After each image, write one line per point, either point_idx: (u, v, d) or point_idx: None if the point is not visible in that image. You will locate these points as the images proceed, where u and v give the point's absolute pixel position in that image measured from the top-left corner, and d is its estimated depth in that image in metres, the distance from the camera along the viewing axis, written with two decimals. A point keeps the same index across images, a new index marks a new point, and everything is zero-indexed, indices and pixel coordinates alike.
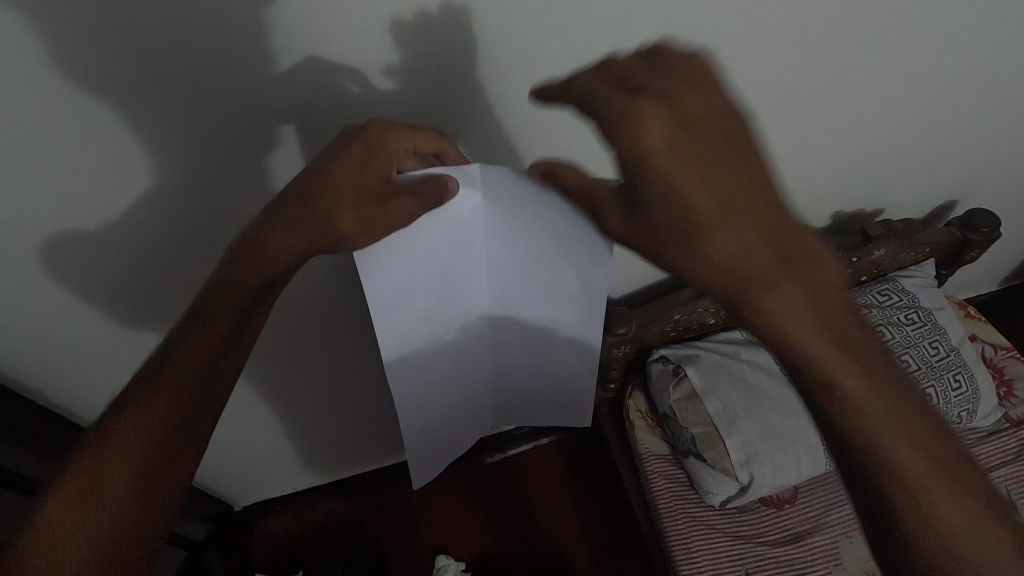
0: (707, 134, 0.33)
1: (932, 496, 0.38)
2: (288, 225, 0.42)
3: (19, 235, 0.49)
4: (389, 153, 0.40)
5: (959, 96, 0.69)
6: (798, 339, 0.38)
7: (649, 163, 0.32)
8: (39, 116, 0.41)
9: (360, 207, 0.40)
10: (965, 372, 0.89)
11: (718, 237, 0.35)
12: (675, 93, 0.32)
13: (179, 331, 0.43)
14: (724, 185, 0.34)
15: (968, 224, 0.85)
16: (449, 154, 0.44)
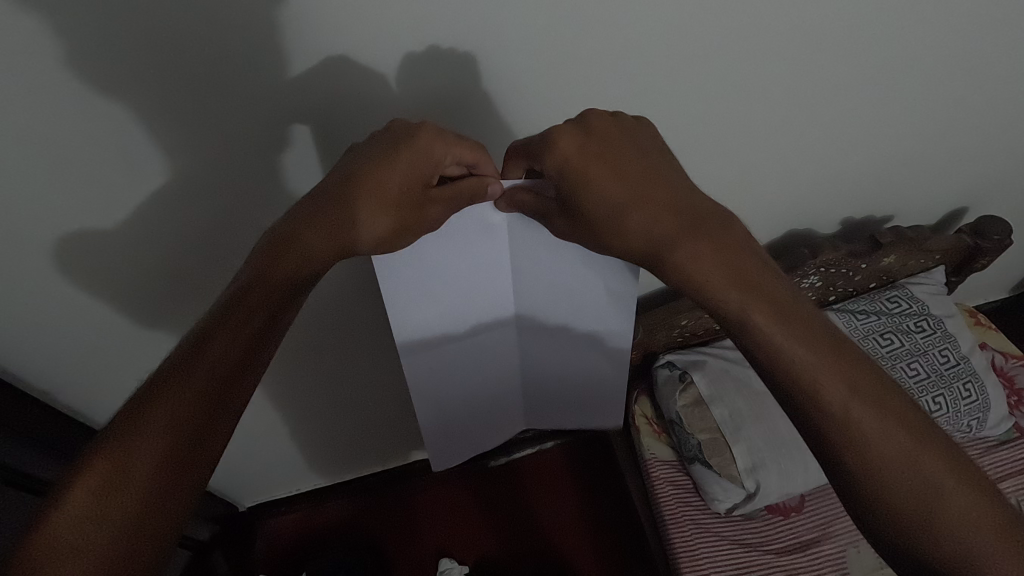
0: (611, 143, 0.42)
1: (869, 437, 0.40)
2: (313, 223, 0.42)
3: (30, 236, 0.49)
4: (436, 158, 0.41)
5: (970, 102, 0.68)
6: (715, 294, 0.43)
7: (567, 169, 0.41)
8: (49, 117, 0.41)
9: (396, 214, 0.42)
10: (976, 381, 0.88)
11: (632, 209, 0.42)
12: (585, 120, 0.42)
13: (207, 333, 0.42)
14: (632, 174, 0.42)
15: (977, 232, 0.85)
16: (487, 167, 0.43)
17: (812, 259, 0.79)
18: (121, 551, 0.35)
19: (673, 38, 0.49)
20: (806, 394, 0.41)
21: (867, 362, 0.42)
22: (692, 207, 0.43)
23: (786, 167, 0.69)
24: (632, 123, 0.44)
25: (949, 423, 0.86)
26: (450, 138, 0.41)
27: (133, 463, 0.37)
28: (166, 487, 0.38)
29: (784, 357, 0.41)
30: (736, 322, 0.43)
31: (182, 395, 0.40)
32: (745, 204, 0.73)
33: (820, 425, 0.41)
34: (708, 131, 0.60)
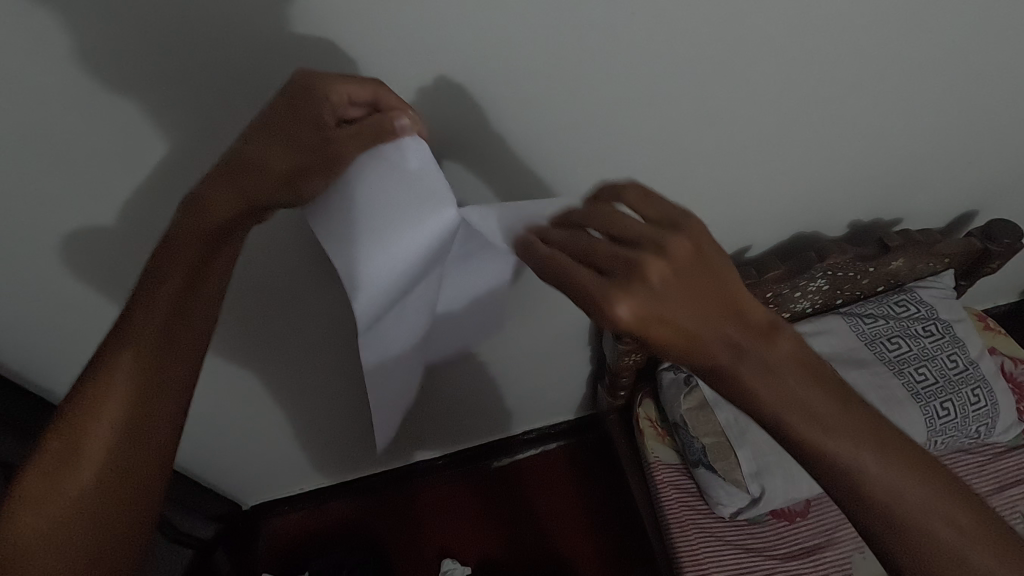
0: (661, 286, 0.35)
1: (927, 539, 0.36)
2: (225, 179, 0.40)
3: (46, 231, 0.51)
4: (322, 97, 0.38)
5: (979, 105, 0.68)
6: (768, 410, 0.37)
7: (624, 325, 0.35)
8: (66, 115, 0.43)
9: (303, 160, 0.39)
10: (984, 386, 0.87)
11: (682, 343, 0.36)
12: (638, 268, 0.35)
13: (127, 315, 0.42)
14: (677, 304, 0.35)
15: (987, 236, 0.84)
16: (390, 100, 0.40)
17: (819, 263, 0.78)
18: (92, 531, 0.39)
19: (678, 42, 0.49)
20: (854, 497, 0.37)
21: (915, 447, 0.37)
22: (733, 318, 0.36)
23: (794, 170, 0.68)
24: (680, 243, 0.35)
25: (956, 429, 0.85)
26: (335, 77, 0.39)
27: (86, 450, 0.40)
28: (123, 470, 0.40)
29: (833, 463, 0.36)
30: (785, 434, 0.37)
31: (117, 383, 0.41)
32: (751, 209, 0.73)
33: (875, 526, 0.37)
34: (716, 135, 0.59)
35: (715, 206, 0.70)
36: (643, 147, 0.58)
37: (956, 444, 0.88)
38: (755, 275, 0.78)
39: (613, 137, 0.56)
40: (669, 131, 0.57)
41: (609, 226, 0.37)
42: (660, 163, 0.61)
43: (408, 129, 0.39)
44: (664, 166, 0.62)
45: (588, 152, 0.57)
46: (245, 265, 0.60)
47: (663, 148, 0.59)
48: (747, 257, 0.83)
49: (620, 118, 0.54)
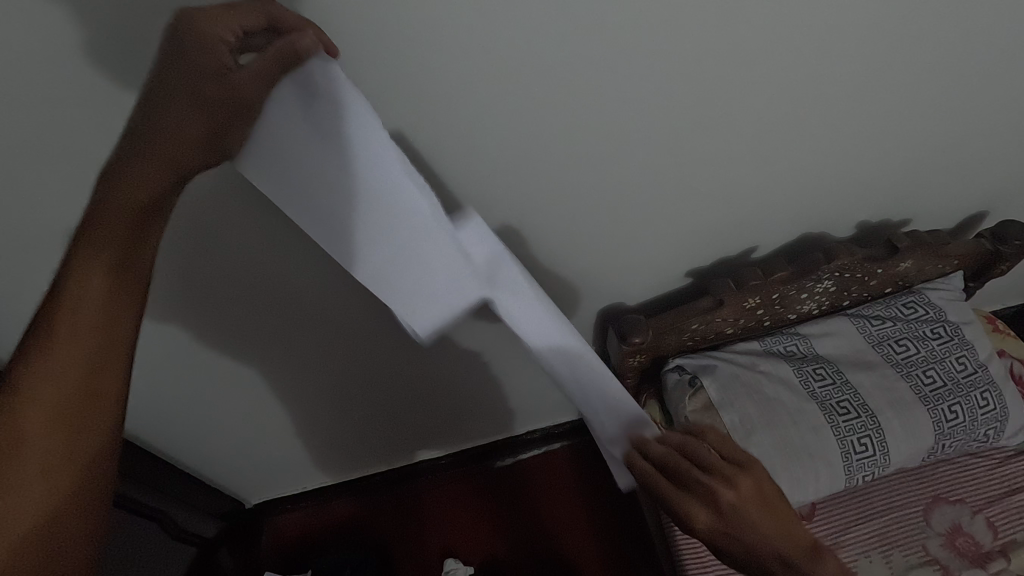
0: (728, 502, 0.46)
1: None
2: (146, 152, 0.35)
3: (51, 231, 0.51)
4: (214, 35, 0.32)
5: (989, 106, 0.67)
6: None
7: (691, 519, 0.48)
8: (70, 115, 0.43)
9: (218, 116, 0.34)
10: (994, 389, 0.85)
11: (742, 545, 0.46)
12: (710, 483, 0.46)
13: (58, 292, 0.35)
14: (738, 520, 0.46)
15: (998, 237, 0.82)
16: (282, 13, 0.33)
17: (826, 263, 0.77)
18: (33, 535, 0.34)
19: (683, 41, 0.48)
20: None
21: None
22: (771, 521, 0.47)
23: (801, 172, 0.68)
24: (749, 474, 0.46)
25: (965, 433, 0.84)
26: (209, 11, 0.32)
27: (24, 446, 0.34)
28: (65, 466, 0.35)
29: None
30: None
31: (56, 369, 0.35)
32: (757, 209, 0.72)
33: None
34: (722, 136, 0.59)
35: (720, 207, 0.70)
36: (647, 146, 0.58)
37: (965, 447, 0.87)
38: (761, 276, 0.77)
39: (617, 136, 0.55)
40: (673, 130, 0.56)
41: (694, 447, 0.48)
42: (664, 162, 0.60)
43: (314, 50, 0.32)
44: (668, 165, 0.61)
45: (593, 151, 0.57)
46: (251, 265, 0.60)
47: (667, 148, 0.59)
48: (754, 258, 0.82)
49: (623, 117, 0.54)
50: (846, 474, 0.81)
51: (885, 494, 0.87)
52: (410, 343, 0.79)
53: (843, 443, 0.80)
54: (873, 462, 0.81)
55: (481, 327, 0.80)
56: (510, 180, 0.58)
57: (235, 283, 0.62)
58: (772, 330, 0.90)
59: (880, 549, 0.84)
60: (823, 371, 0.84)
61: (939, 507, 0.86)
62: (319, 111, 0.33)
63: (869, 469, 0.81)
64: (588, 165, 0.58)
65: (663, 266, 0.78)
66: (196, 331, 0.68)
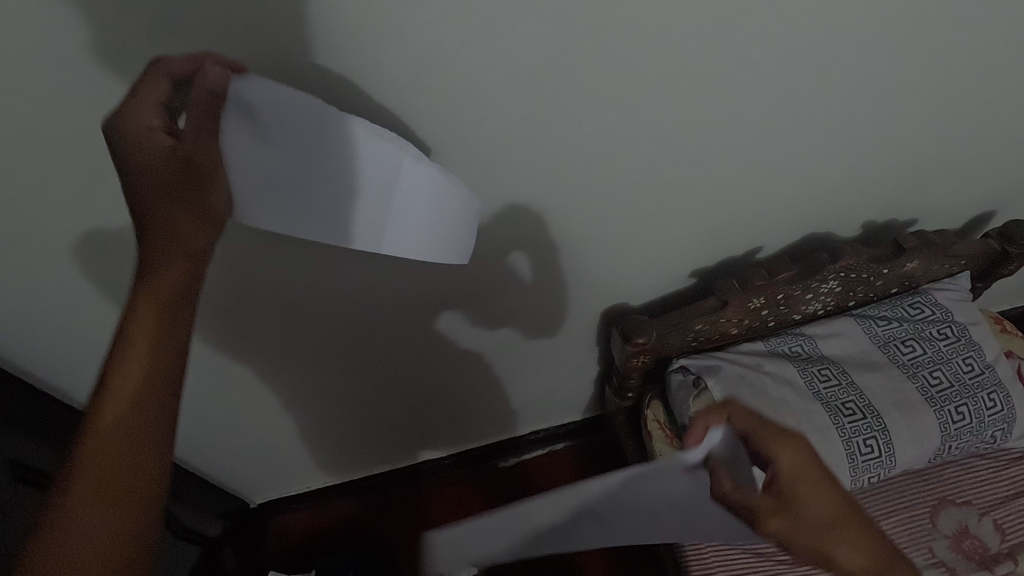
0: None
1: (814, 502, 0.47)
2: (163, 244, 0.37)
3: (52, 234, 0.51)
4: (147, 123, 0.34)
5: (997, 105, 0.66)
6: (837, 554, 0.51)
7: None
8: (67, 117, 0.42)
9: (194, 195, 0.37)
10: (1001, 390, 0.85)
11: None
12: None
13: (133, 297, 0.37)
14: None
15: (1007, 237, 0.82)
16: (171, 64, 0.35)
17: (831, 264, 0.77)
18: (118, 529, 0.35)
19: (689, 42, 0.48)
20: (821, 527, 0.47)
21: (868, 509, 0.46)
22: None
23: (804, 173, 0.68)
24: None
25: (972, 435, 0.84)
26: (126, 104, 0.34)
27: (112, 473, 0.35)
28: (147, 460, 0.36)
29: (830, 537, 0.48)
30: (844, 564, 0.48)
31: (140, 373, 0.36)
32: (762, 209, 0.72)
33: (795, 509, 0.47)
34: (726, 135, 0.59)
35: (724, 207, 0.69)
36: (650, 146, 0.57)
37: (972, 449, 0.87)
38: (766, 276, 0.76)
39: (621, 137, 0.55)
40: (677, 130, 0.56)
41: None
42: (668, 162, 0.60)
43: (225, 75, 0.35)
44: (672, 165, 0.61)
45: (597, 152, 0.56)
46: (255, 266, 0.60)
47: (671, 147, 0.58)
48: (758, 258, 0.81)
49: (628, 117, 0.53)
50: (851, 476, 0.80)
51: (890, 496, 0.86)
52: (413, 343, 0.79)
53: (847, 445, 0.79)
54: (878, 464, 0.80)
55: (484, 327, 0.80)
56: (513, 181, 0.57)
57: (240, 283, 0.62)
58: (776, 330, 0.89)
59: None
60: (828, 372, 0.84)
61: (946, 509, 0.85)
62: (256, 116, 0.36)
63: (874, 470, 0.81)
64: (592, 166, 0.58)
65: (666, 266, 0.78)
66: (202, 331, 0.68)
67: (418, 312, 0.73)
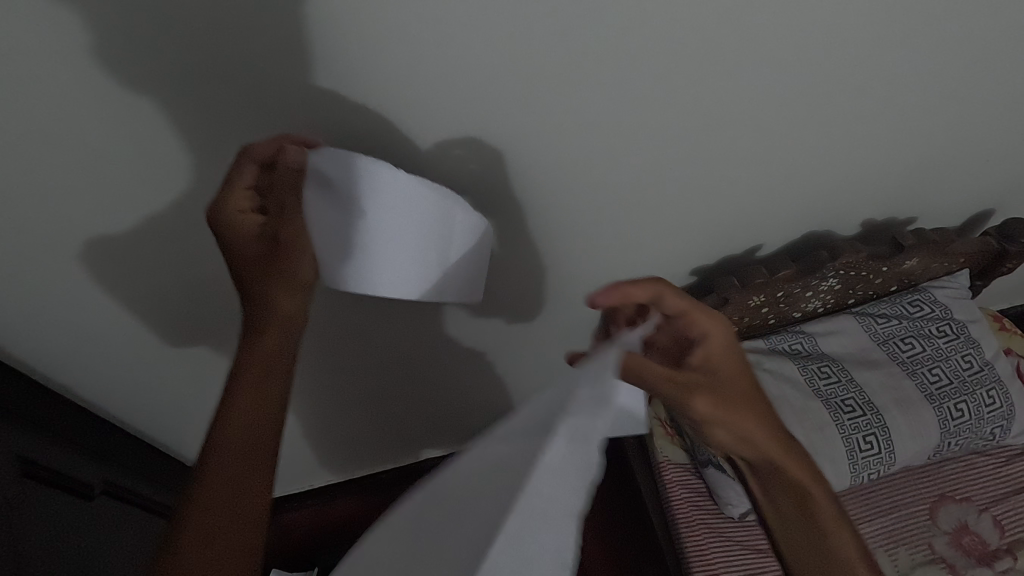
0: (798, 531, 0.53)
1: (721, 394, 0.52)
2: (268, 297, 0.47)
3: (56, 234, 0.51)
4: (239, 204, 0.44)
5: (996, 102, 0.66)
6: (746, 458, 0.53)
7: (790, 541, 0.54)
8: (70, 117, 0.42)
9: (287, 263, 0.46)
10: (999, 387, 0.85)
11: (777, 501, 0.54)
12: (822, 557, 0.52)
13: (246, 343, 0.47)
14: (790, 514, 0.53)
15: (1006, 235, 0.82)
16: (256, 150, 0.43)
17: (831, 262, 0.77)
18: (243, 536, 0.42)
19: (690, 40, 0.48)
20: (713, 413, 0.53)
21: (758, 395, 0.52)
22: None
23: (803, 170, 0.68)
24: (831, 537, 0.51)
25: (970, 431, 0.84)
26: (223, 192, 0.43)
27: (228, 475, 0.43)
28: (252, 478, 0.44)
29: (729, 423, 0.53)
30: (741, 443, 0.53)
31: (253, 393, 0.45)
32: (761, 208, 0.72)
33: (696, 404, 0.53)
34: (725, 132, 0.59)
35: (723, 205, 0.70)
36: (652, 143, 0.58)
37: (971, 446, 0.87)
38: (766, 274, 0.76)
39: (622, 134, 0.56)
40: (678, 128, 0.57)
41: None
42: (669, 159, 0.60)
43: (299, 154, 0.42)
44: (673, 163, 0.61)
45: (598, 150, 0.57)
46: None
47: (671, 145, 0.58)
48: (758, 256, 0.82)
49: (629, 116, 0.54)
50: (851, 473, 0.81)
51: (891, 493, 0.87)
52: (415, 341, 0.80)
53: (847, 441, 0.80)
54: (877, 460, 0.81)
55: (485, 325, 0.80)
56: (514, 180, 0.58)
57: None
58: (776, 329, 0.90)
59: (886, 549, 0.83)
60: (828, 369, 0.84)
61: (945, 505, 0.86)
62: (330, 184, 0.42)
63: (874, 467, 0.82)
64: (593, 165, 0.58)
65: (666, 264, 0.78)
66: (207, 330, 0.69)
67: (420, 311, 0.74)
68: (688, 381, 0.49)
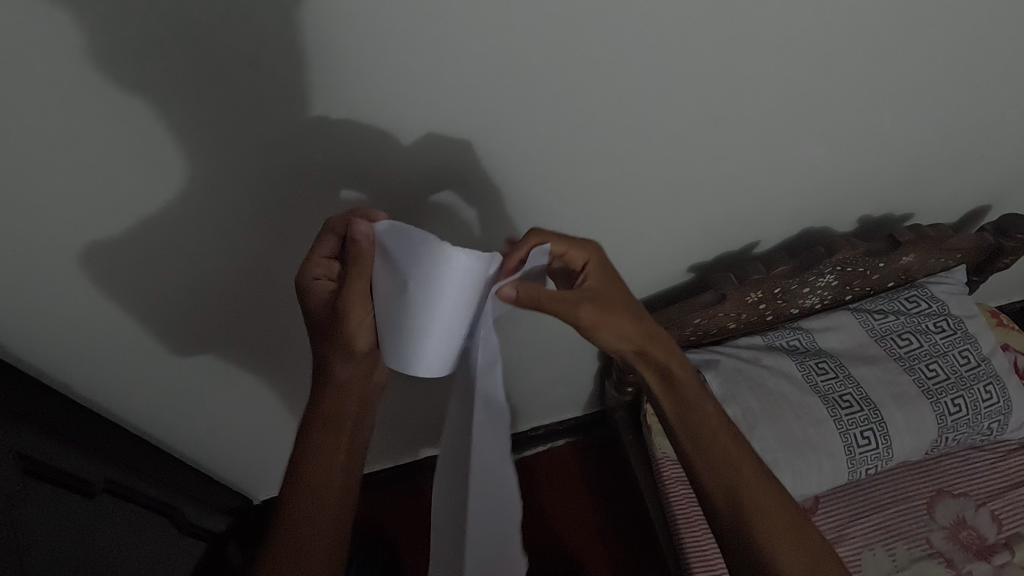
0: (731, 478, 0.53)
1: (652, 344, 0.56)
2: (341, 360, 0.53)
3: (56, 233, 0.51)
4: (309, 270, 0.49)
5: (991, 97, 0.67)
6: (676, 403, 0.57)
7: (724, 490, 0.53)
8: (70, 116, 0.42)
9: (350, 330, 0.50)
10: (997, 383, 0.86)
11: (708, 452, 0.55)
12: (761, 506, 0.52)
13: (318, 394, 0.55)
14: (720, 462, 0.54)
15: (1002, 230, 0.82)
16: (333, 223, 0.47)
17: (828, 257, 0.77)
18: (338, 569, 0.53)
19: (686, 36, 0.48)
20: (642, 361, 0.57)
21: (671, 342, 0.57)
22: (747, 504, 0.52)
23: (801, 167, 0.68)
24: (758, 485, 0.53)
25: (968, 426, 0.85)
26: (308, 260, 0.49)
27: (315, 508, 0.53)
28: (328, 512, 0.53)
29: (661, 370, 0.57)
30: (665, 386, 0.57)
31: (330, 440, 0.54)
32: (758, 203, 0.72)
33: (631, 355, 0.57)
34: (723, 130, 0.59)
35: (720, 201, 0.70)
36: (649, 140, 0.58)
37: (969, 441, 0.88)
38: (764, 270, 0.77)
39: (619, 131, 0.56)
40: (676, 124, 0.57)
41: (751, 520, 0.52)
42: (665, 156, 0.61)
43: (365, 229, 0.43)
44: (669, 159, 0.61)
45: (597, 147, 0.57)
46: (258, 262, 0.61)
47: (669, 142, 0.59)
48: (756, 252, 0.82)
49: (625, 113, 0.54)
50: (849, 468, 0.81)
51: (888, 487, 0.87)
52: None
53: (845, 437, 0.80)
54: (875, 455, 0.81)
55: None
56: (513, 178, 0.58)
57: (242, 280, 0.63)
58: (775, 325, 0.90)
59: (884, 544, 0.84)
60: (826, 365, 0.84)
61: (943, 500, 0.86)
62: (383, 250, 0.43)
63: (872, 462, 0.82)
64: (591, 162, 0.59)
65: (664, 261, 0.78)
66: (207, 329, 0.69)
67: None
68: (573, 301, 0.49)
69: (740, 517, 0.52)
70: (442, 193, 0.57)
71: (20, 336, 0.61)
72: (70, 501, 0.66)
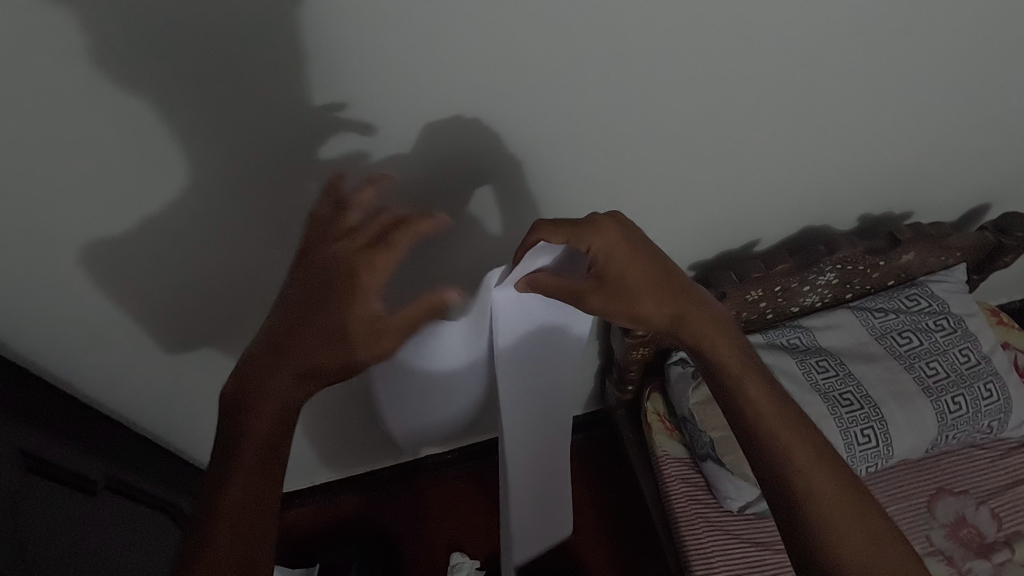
0: (794, 450, 0.50)
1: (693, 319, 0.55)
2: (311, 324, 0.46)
3: (57, 231, 0.51)
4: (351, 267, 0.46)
5: (990, 96, 0.67)
6: (730, 375, 0.54)
7: (786, 466, 0.49)
8: (71, 114, 0.42)
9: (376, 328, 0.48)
10: (996, 381, 0.86)
11: (766, 426, 0.51)
12: (825, 482, 0.48)
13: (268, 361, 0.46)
14: (782, 436, 0.50)
15: (1002, 228, 0.82)
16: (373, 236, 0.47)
17: (828, 256, 0.78)
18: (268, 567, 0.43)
19: (686, 34, 0.48)
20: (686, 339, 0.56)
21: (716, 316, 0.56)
22: (800, 486, 0.48)
23: (802, 165, 0.68)
24: (821, 458, 0.49)
25: (968, 424, 0.85)
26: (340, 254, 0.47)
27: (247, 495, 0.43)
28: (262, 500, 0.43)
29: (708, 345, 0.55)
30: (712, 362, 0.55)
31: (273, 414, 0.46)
32: (758, 201, 0.72)
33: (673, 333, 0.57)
34: (724, 128, 0.59)
35: (721, 199, 0.70)
36: (650, 138, 0.58)
37: (969, 439, 0.88)
38: (764, 268, 0.77)
39: (620, 129, 0.56)
40: (677, 122, 0.57)
41: (817, 497, 0.47)
42: (667, 154, 0.61)
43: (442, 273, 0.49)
44: (670, 158, 0.61)
45: (597, 145, 0.57)
46: (259, 261, 0.61)
47: (671, 140, 0.59)
48: (756, 251, 0.82)
49: (626, 111, 0.54)
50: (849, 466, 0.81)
51: (889, 486, 0.87)
52: None
53: (845, 435, 0.80)
54: (875, 453, 0.81)
55: None
56: (514, 177, 0.58)
57: (243, 279, 0.63)
58: (775, 324, 0.90)
59: None
60: (826, 363, 0.85)
61: (943, 499, 0.86)
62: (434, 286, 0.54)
63: (872, 460, 0.82)
64: (592, 160, 0.59)
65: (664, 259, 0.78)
66: (208, 328, 0.69)
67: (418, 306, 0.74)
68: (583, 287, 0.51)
69: (806, 492, 0.48)
70: (443, 192, 0.57)
71: (21, 333, 0.61)
72: (72, 498, 0.66)
